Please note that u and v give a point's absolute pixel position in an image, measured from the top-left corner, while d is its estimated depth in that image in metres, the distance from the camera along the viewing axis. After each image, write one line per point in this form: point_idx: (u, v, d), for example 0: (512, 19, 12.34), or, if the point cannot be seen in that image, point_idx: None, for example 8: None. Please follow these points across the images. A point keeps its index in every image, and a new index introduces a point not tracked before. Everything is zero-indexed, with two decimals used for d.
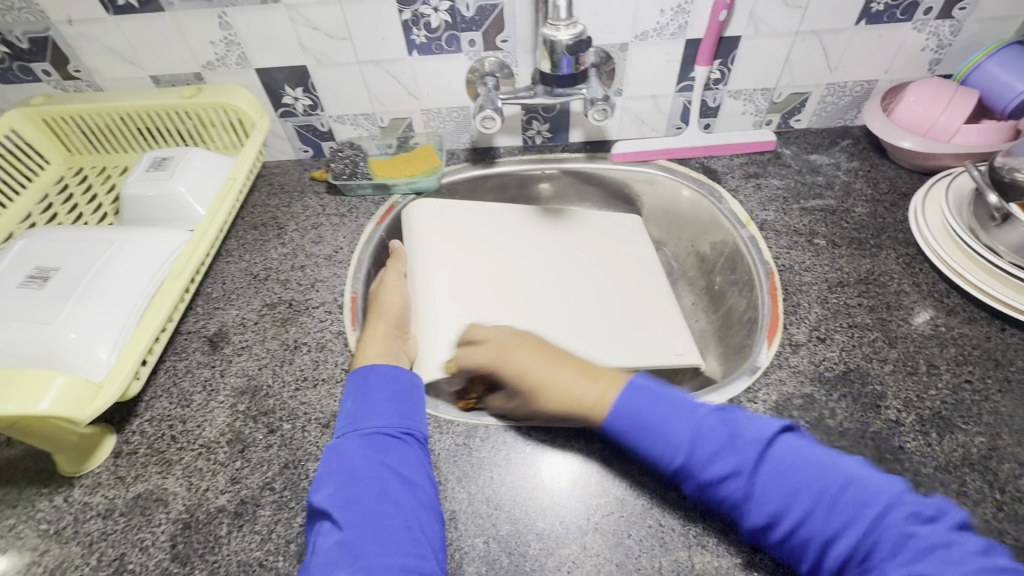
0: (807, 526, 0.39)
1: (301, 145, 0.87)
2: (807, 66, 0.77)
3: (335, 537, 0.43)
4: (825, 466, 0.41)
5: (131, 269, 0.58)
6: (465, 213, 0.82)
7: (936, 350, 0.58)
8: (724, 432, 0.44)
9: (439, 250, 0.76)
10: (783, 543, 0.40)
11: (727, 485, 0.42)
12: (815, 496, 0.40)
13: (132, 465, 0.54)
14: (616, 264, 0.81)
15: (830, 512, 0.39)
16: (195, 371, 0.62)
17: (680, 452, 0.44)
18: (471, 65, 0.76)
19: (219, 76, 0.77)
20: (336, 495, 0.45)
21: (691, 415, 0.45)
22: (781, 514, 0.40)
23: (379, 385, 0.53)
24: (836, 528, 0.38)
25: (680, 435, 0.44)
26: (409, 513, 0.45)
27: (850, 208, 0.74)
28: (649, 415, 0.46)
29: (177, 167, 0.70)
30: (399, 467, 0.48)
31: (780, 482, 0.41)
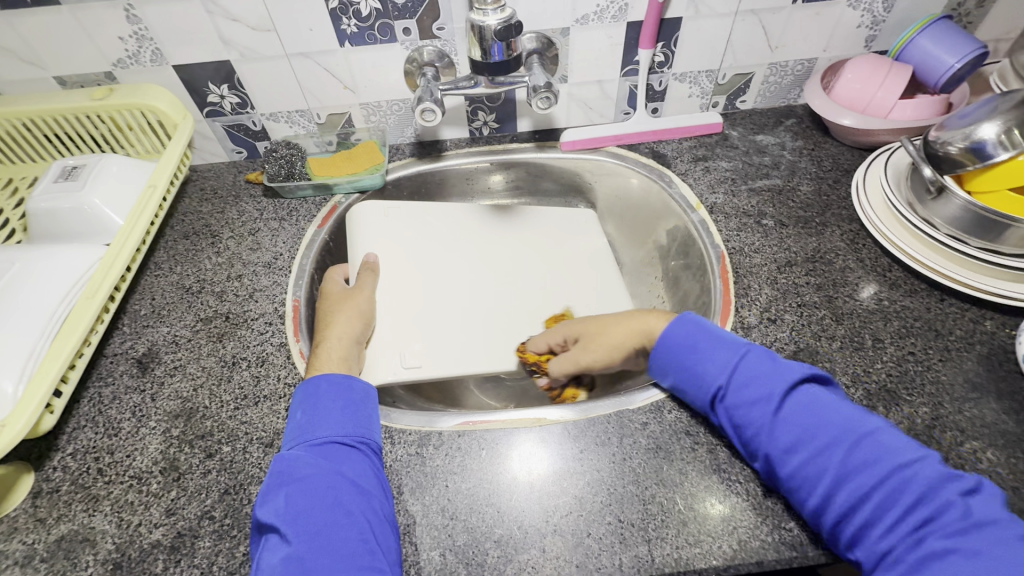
0: (826, 460, 0.42)
1: (233, 146, 0.82)
2: (749, 46, 0.77)
3: (281, 554, 0.40)
4: (851, 418, 0.44)
5: (39, 291, 0.53)
6: (418, 223, 0.77)
7: (881, 324, 0.59)
8: (764, 368, 0.48)
9: (393, 255, 0.73)
10: (797, 474, 0.43)
11: (749, 410, 0.47)
12: (837, 434, 0.43)
13: (54, 505, 0.50)
14: (569, 260, 0.79)
15: (851, 452, 0.42)
16: (123, 397, 0.57)
17: (722, 375, 0.49)
18: (408, 55, 0.72)
19: (132, 75, 0.71)
20: (286, 507, 0.42)
21: (734, 349, 0.50)
22: (798, 448, 0.44)
23: (330, 394, 0.50)
24: (855, 468, 0.42)
25: (717, 366, 0.50)
26: (365, 525, 0.43)
27: (796, 187, 0.75)
28: (700, 338, 0.52)
29: (89, 176, 0.64)
30: (355, 477, 0.45)
31: (801, 422, 0.45)
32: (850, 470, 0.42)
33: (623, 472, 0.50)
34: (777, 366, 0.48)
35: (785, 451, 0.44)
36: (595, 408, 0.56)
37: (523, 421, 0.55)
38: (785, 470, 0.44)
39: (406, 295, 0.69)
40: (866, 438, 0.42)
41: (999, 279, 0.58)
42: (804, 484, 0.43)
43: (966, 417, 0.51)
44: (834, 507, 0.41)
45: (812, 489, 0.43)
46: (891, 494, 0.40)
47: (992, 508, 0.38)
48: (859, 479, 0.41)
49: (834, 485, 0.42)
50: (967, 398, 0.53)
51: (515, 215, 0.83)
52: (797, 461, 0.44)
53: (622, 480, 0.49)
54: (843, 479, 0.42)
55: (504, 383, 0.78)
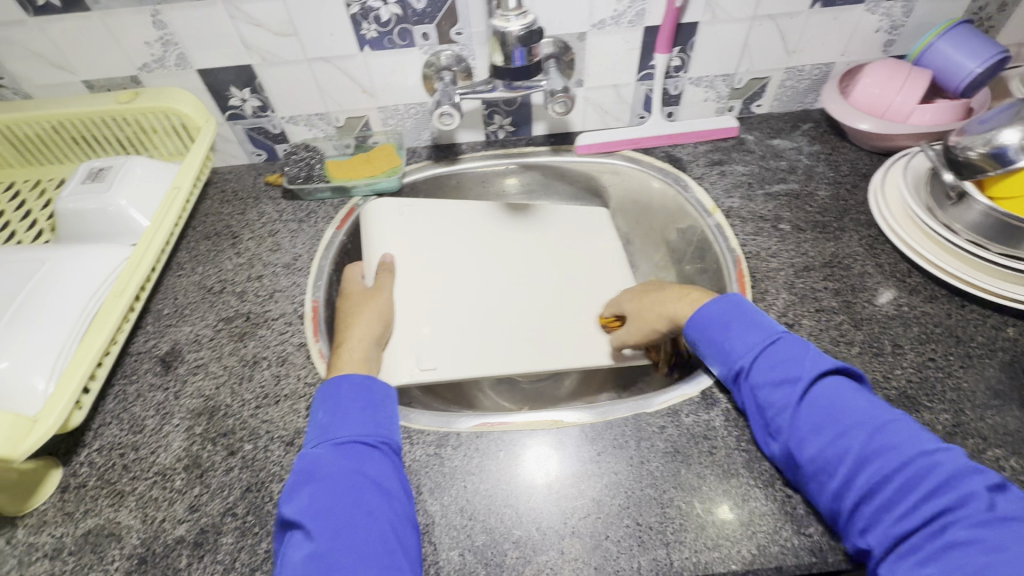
0: (849, 442, 0.43)
1: (253, 149, 0.83)
2: (766, 51, 0.77)
3: (303, 552, 0.41)
4: (876, 408, 0.45)
5: (68, 290, 0.54)
6: (436, 222, 0.78)
7: (900, 330, 0.59)
8: (796, 353, 0.49)
9: (408, 255, 0.74)
10: (818, 455, 0.44)
11: (776, 392, 0.47)
12: (861, 420, 0.44)
13: (81, 500, 0.51)
14: (581, 260, 0.80)
15: (874, 436, 0.43)
16: (147, 395, 0.58)
17: (749, 356, 0.50)
18: (426, 60, 0.73)
19: (157, 79, 0.72)
20: (309, 505, 0.43)
21: (768, 333, 0.51)
22: (822, 428, 0.44)
23: (352, 394, 0.51)
24: (877, 450, 0.42)
25: (747, 347, 0.51)
26: (386, 525, 0.43)
27: (813, 192, 0.74)
28: (735, 320, 0.53)
29: (116, 178, 0.65)
30: (376, 476, 0.46)
31: (825, 407, 0.45)
32: (871, 454, 0.42)
33: (641, 475, 0.50)
34: (806, 353, 0.49)
35: (807, 432, 0.45)
36: (612, 411, 0.56)
37: (540, 424, 0.55)
38: (806, 452, 0.44)
39: (421, 296, 0.70)
40: (890, 426, 0.43)
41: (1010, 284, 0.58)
42: (824, 466, 0.43)
43: (988, 425, 0.51)
44: (854, 488, 0.42)
45: (831, 472, 0.43)
46: (912, 480, 0.40)
47: (1013, 503, 0.39)
48: (879, 463, 0.42)
49: (855, 466, 0.42)
50: (989, 405, 0.52)
51: (530, 215, 0.83)
52: (818, 444, 0.44)
53: (640, 484, 0.50)
54: (864, 461, 0.42)
55: (519, 385, 0.78)
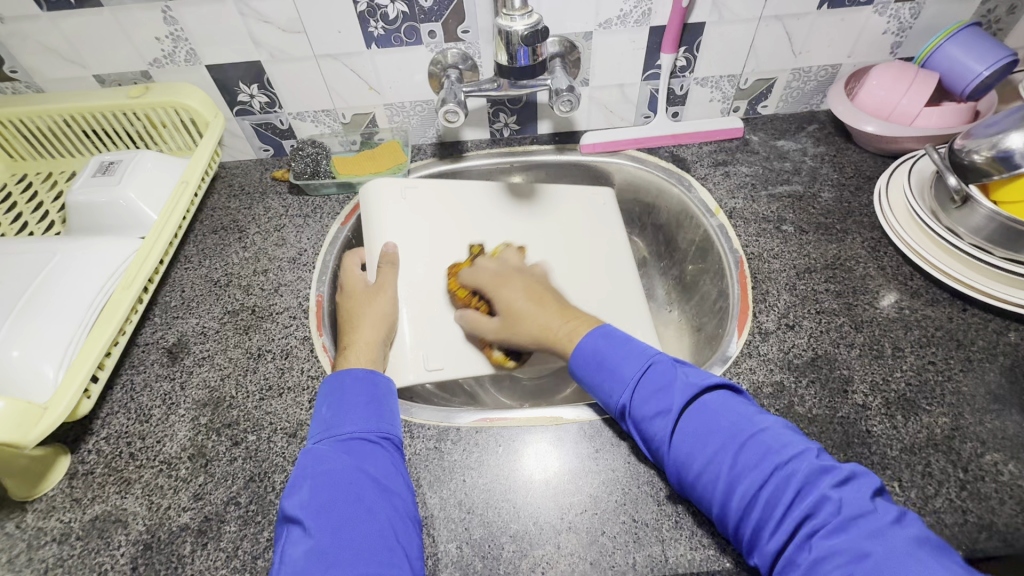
0: (717, 465, 0.43)
1: (260, 144, 0.84)
2: (772, 52, 0.77)
3: (303, 546, 0.41)
4: (741, 421, 0.44)
5: (77, 281, 0.55)
6: (444, 210, 0.76)
7: (901, 333, 0.59)
8: (668, 376, 0.48)
9: (415, 243, 0.72)
10: (698, 480, 0.44)
11: (653, 421, 0.47)
12: (725, 438, 0.44)
13: (89, 486, 0.52)
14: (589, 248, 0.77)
15: (739, 455, 0.42)
16: (154, 385, 0.59)
17: (627, 390, 0.49)
18: (432, 57, 0.74)
19: (167, 74, 0.73)
20: (310, 500, 0.43)
21: (644, 358, 0.51)
22: (694, 454, 0.44)
23: (356, 389, 0.52)
24: (743, 469, 0.42)
25: (625, 374, 0.50)
26: (385, 523, 0.43)
27: (817, 194, 0.74)
28: (608, 354, 0.52)
29: (126, 171, 0.67)
30: (378, 474, 0.46)
31: (697, 431, 0.45)
32: (739, 473, 0.42)
33: (638, 473, 0.51)
34: (675, 373, 0.48)
35: (684, 458, 0.45)
36: None
37: (539, 420, 0.55)
38: (688, 477, 0.44)
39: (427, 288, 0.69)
40: (752, 441, 0.43)
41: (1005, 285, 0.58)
42: (705, 492, 0.43)
43: (987, 429, 0.51)
44: (732, 513, 0.41)
45: (711, 494, 0.43)
46: (775, 494, 0.40)
47: (864, 498, 0.38)
48: (747, 482, 0.41)
49: (727, 487, 0.42)
50: (989, 409, 0.52)
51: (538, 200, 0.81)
52: (696, 469, 0.44)
53: (638, 481, 0.50)
54: (735, 481, 0.42)
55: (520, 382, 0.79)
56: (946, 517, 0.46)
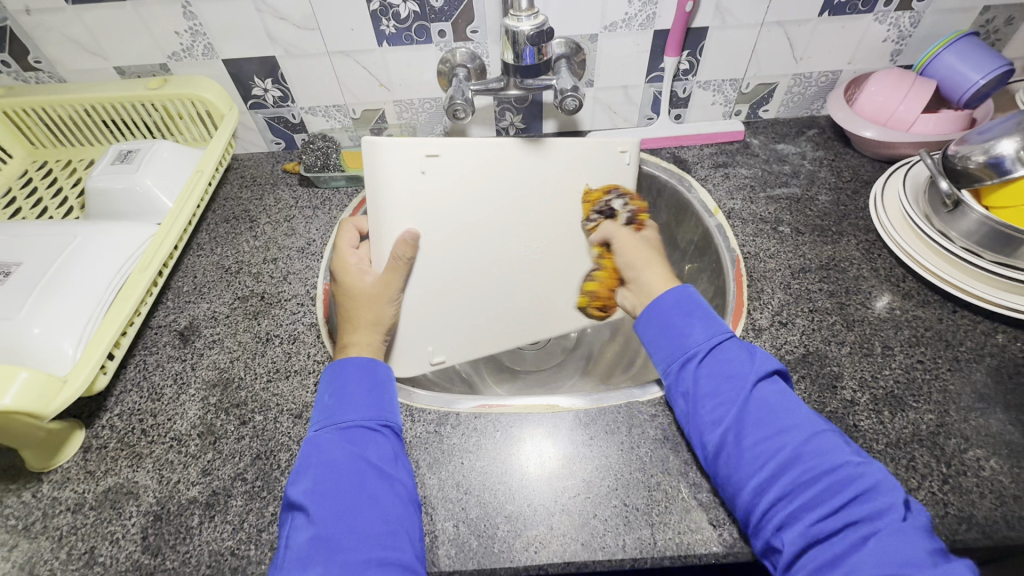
0: (782, 437, 0.45)
1: (272, 137, 0.87)
2: (773, 57, 0.78)
3: (308, 534, 0.43)
4: (809, 415, 0.47)
5: (96, 263, 0.57)
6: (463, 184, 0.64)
7: (892, 333, 0.60)
8: (751, 354, 0.51)
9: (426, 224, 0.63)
10: (753, 446, 0.45)
11: (725, 382, 0.49)
12: (794, 420, 0.46)
13: (103, 460, 0.54)
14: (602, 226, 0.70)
15: (805, 437, 0.45)
16: (166, 365, 0.62)
17: (706, 348, 0.52)
18: (441, 56, 0.76)
19: (185, 67, 0.76)
20: (314, 488, 0.45)
21: (726, 330, 0.53)
22: (762, 423, 0.46)
23: (356, 376, 0.53)
24: (806, 450, 0.44)
25: (697, 337, 0.53)
26: (388, 508, 0.45)
27: (814, 197, 0.76)
28: (698, 314, 0.55)
29: (143, 160, 0.69)
30: (378, 460, 0.48)
31: (765, 406, 0.47)
32: (800, 452, 0.44)
33: (630, 459, 0.52)
34: (757, 353, 0.51)
35: (749, 425, 0.46)
36: (606, 398, 0.58)
37: (536, 408, 0.57)
38: (740, 444, 0.46)
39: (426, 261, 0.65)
40: (821, 433, 0.45)
41: (996, 289, 0.59)
42: (755, 460, 0.45)
43: (971, 426, 0.52)
44: (776, 485, 0.43)
45: (758, 466, 0.44)
46: (834, 483, 0.42)
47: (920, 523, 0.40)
48: (805, 463, 0.43)
49: (784, 461, 0.44)
50: (974, 407, 0.54)
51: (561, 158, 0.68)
52: (754, 437, 0.46)
53: (630, 467, 0.52)
54: (791, 460, 0.44)
55: (518, 374, 0.81)
56: (927, 509, 0.48)
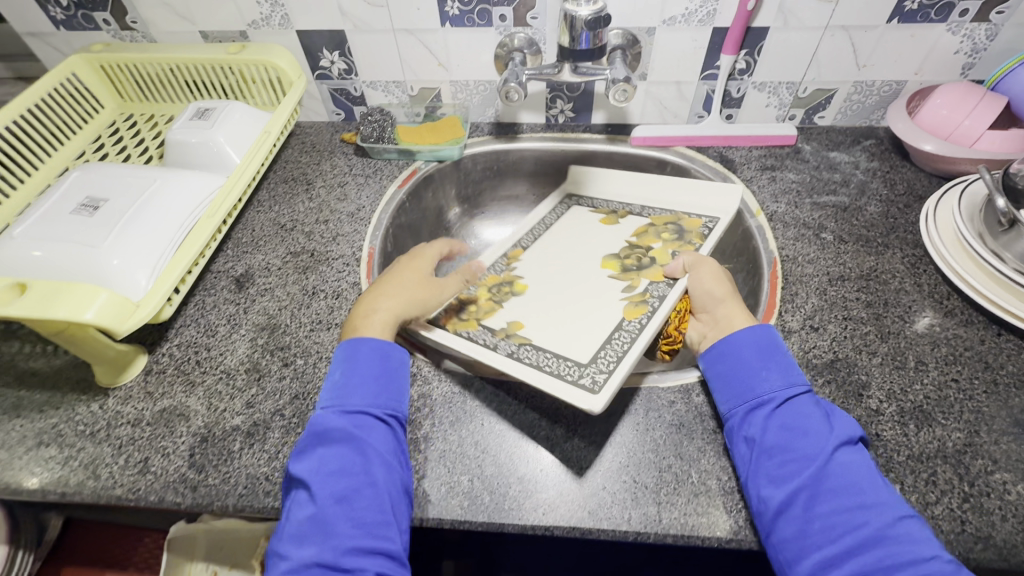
0: (866, 512, 0.43)
1: (334, 108, 0.92)
2: (835, 63, 0.77)
3: (307, 512, 0.46)
4: (891, 492, 0.45)
5: (171, 206, 0.63)
6: (585, 317, 0.66)
7: (928, 349, 0.59)
8: (826, 410, 0.50)
9: (520, 307, 0.70)
10: (830, 515, 0.44)
11: (805, 440, 0.48)
12: (876, 492, 0.44)
13: (161, 382, 0.60)
14: (635, 218, 0.81)
15: (891, 517, 0.43)
16: (222, 307, 0.67)
17: (778, 395, 0.51)
18: (500, 40, 0.78)
19: (262, 35, 0.81)
20: (318, 472, 0.48)
21: (800, 379, 0.53)
22: (842, 488, 0.45)
23: (367, 359, 0.54)
24: (892, 531, 0.42)
25: (771, 384, 0.52)
26: (384, 499, 0.47)
27: (862, 207, 0.74)
28: (773, 358, 0.54)
29: (217, 118, 0.75)
30: (381, 449, 0.49)
31: (845, 470, 0.46)
32: (886, 536, 0.42)
33: (644, 440, 0.54)
34: (836, 416, 0.50)
35: (830, 488, 0.45)
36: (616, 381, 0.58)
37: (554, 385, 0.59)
38: (813, 510, 0.45)
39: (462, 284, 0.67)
40: (906, 516, 0.43)
41: None
42: (829, 533, 0.43)
43: (1002, 449, 0.51)
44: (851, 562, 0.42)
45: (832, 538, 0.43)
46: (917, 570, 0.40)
47: None
48: (889, 546, 0.41)
49: (868, 538, 0.42)
50: (1008, 431, 0.52)
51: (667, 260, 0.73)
52: (834, 508, 0.44)
53: (643, 447, 0.53)
54: (874, 539, 0.42)
55: None
56: (943, 524, 0.47)
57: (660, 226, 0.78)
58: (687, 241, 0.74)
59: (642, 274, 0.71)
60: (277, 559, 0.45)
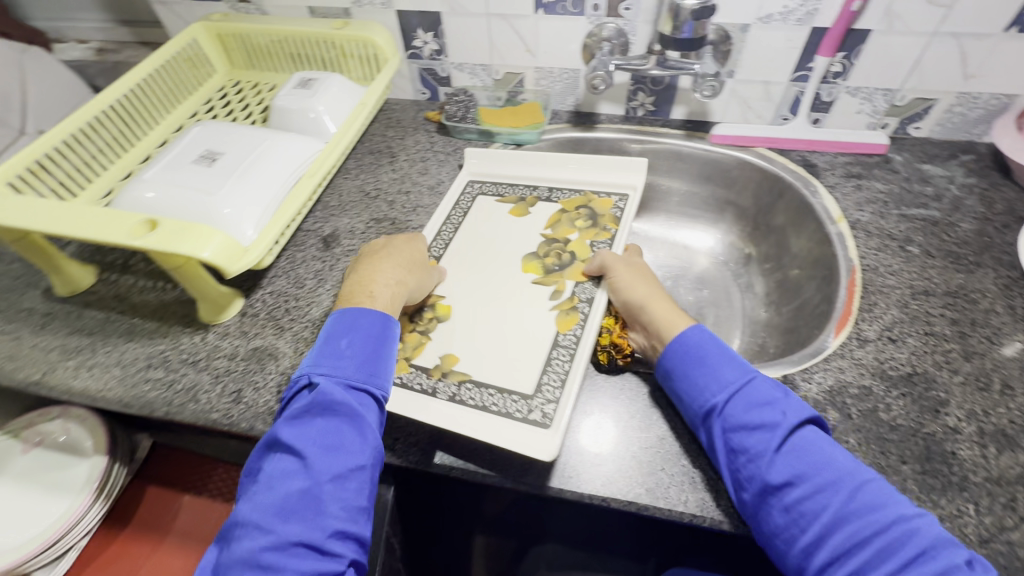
0: (823, 494, 0.43)
1: (420, 87, 0.96)
2: (940, 71, 0.74)
3: (298, 484, 0.46)
4: (849, 462, 0.45)
5: (276, 165, 0.68)
6: (517, 336, 0.62)
7: (1017, 373, 0.56)
8: (772, 394, 0.49)
9: (450, 332, 0.64)
10: (795, 503, 0.44)
11: (757, 435, 0.47)
12: (837, 470, 0.44)
13: (255, 324, 0.66)
14: (545, 206, 0.77)
15: (852, 492, 0.43)
16: (310, 263, 0.72)
17: (723, 393, 0.50)
18: (590, 29, 0.79)
19: (363, 13, 0.86)
20: (315, 443, 0.48)
21: (746, 369, 0.52)
22: (801, 475, 0.44)
23: (364, 343, 0.54)
24: (853, 507, 0.42)
25: (713, 387, 0.51)
26: (370, 481, 0.49)
27: (955, 223, 0.71)
28: (712, 352, 0.53)
29: (320, 88, 0.80)
30: (375, 430, 0.51)
31: (805, 451, 0.45)
32: (848, 514, 0.42)
33: None
34: (782, 397, 0.49)
35: (790, 477, 0.44)
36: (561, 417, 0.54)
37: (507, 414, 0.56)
38: (782, 502, 0.44)
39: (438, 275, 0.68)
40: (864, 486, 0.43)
41: None
42: (799, 521, 0.43)
43: None
44: (828, 547, 0.42)
45: (804, 524, 0.43)
46: (889, 544, 0.40)
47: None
48: (855, 524, 0.42)
49: (832, 521, 0.42)
50: None
51: (584, 248, 0.70)
52: (804, 498, 0.43)
53: None
54: (839, 521, 0.42)
55: None
56: (1019, 550, 0.45)
57: (572, 211, 0.75)
58: (601, 227, 0.72)
59: (565, 274, 0.68)
60: (255, 531, 0.44)
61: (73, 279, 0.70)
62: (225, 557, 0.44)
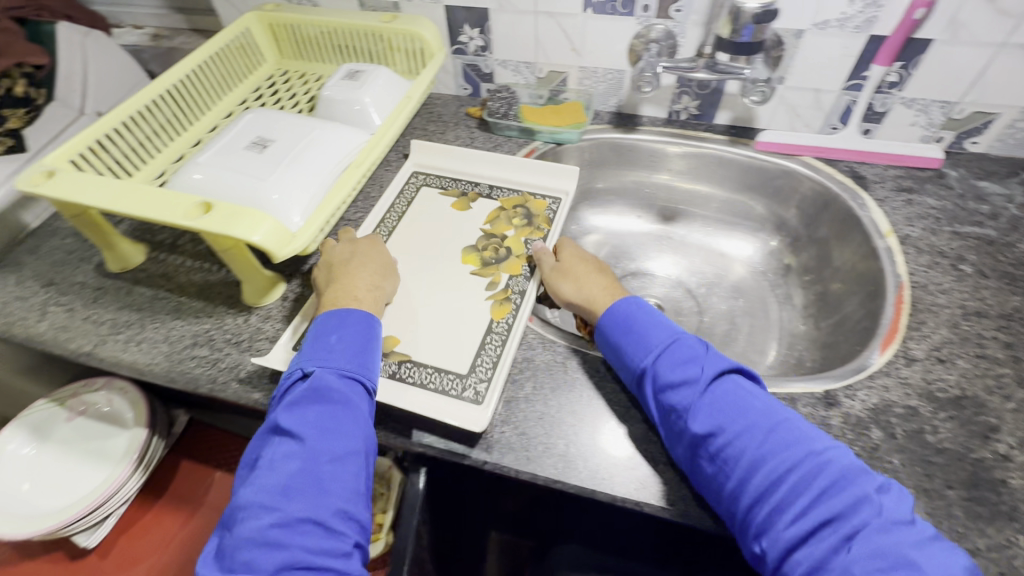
0: (740, 439, 0.46)
1: (462, 83, 0.96)
2: (1004, 85, 0.71)
3: (296, 464, 0.47)
4: (766, 409, 0.48)
5: (324, 155, 0.70)
6: (454, 323, 0.65)
7: None
8: (694, 352, 0.53)
9: (394, 316, 0.66)
10: (721, 450, 0.47)
11: (680, 390, 0.50)
12: (755, 418, 0.47)
13: (296, 309, 0.67)
14: (485, 201, 0.79)
15: (767, 435, 0.46)
16: None
17: (649, 356, 0.54)
18: (638, 30, 0.78)
19: (412, 7, 0.87)
20: (310, 426, 0.49)
21: (672, 331, 0.56)
22: (723, 425, 0.47)
23: (352, 335, 0.56)
24: (769, 450, 0.45)
25: (643, 353, 0.55)
26: (365, 466, 0.50)
27: (1012, 243, 0.69)
28: (639, 319, 0.57)
29: (368, 80, 0.81)
30: (367, 414, 0.52)
31: (726, 402, 0.49)
32: (766, 454, 0.45)
33: None
34: (700, 354, 0.53)
35: (714, 427, 0.48)
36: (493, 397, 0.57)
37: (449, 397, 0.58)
38: (709, 451, 0.47)
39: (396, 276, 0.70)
40: (782, 426, 0.47)
41: None
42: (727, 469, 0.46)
43: None
44: (750, 488, 0.45)
45: (731, 471, 0.46)
46: (807, 476, 0.43)
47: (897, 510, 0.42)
48: (775, 464, 0.45)
49: (752, 465, 0.45)
50: None
51: (518, 246, 0.73)
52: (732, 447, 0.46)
53: None
54: (761, 460, 0.45)
55: None
56: None
57: (510, 209, 0.77)
58: (535, 226, 0.75)
59: (502, 267, 0.70)
60: (261, 511, 0.45)
61: (124, 255, 0.73)
62: (230, 540, 0.45)
